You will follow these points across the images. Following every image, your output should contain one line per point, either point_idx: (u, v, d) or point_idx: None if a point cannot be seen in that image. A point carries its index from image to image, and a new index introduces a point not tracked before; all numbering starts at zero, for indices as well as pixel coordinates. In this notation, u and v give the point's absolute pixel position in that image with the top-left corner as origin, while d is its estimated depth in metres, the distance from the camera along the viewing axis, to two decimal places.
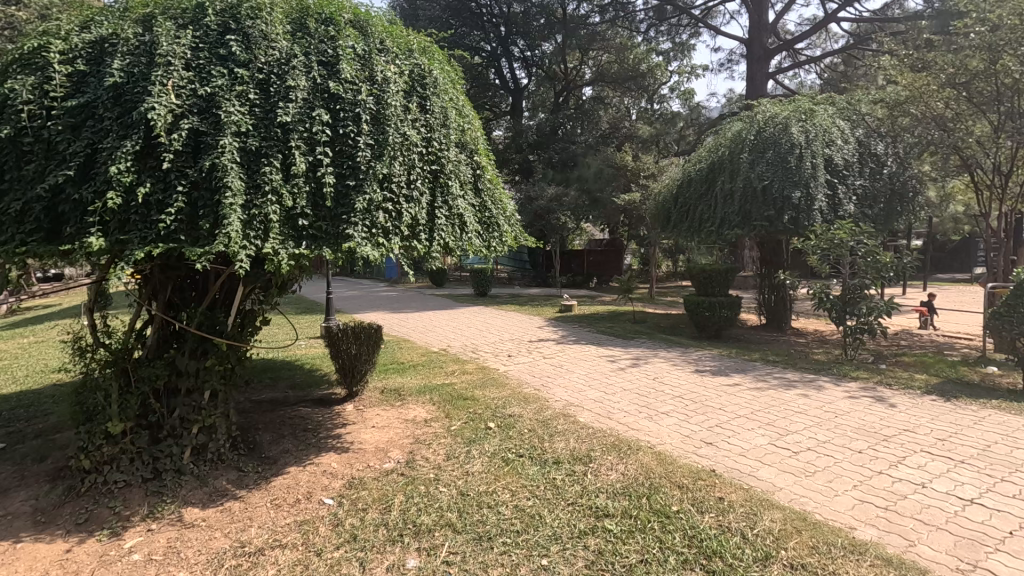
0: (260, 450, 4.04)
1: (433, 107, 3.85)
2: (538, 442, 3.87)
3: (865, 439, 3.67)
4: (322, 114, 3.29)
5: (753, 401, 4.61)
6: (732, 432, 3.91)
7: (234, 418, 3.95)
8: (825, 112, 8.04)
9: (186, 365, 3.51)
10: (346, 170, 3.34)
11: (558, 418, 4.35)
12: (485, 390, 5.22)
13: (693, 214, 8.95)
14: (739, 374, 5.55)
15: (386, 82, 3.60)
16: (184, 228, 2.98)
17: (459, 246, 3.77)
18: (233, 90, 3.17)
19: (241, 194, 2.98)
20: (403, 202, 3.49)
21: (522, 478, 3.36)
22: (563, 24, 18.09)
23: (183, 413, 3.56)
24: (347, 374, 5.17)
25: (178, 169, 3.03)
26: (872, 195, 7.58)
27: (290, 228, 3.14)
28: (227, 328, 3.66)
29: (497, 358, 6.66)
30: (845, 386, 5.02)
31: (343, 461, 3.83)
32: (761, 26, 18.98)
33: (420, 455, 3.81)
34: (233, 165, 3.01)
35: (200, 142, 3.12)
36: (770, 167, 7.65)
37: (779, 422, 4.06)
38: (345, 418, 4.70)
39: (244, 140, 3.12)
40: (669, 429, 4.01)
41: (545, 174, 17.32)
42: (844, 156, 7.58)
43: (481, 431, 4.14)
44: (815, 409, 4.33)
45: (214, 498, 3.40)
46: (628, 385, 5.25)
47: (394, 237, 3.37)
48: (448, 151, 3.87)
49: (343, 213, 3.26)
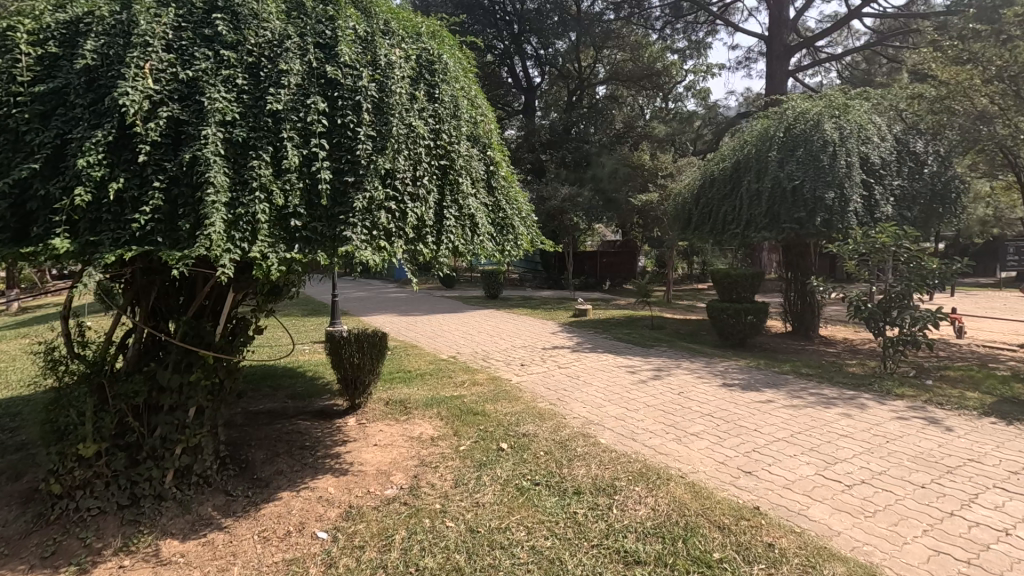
0: (252, 470, 3.71)
1: (443, 96, 3.47)
2: (556, 468, 3.49)
3: (927, 470, 3.26)
4: (317, 102, 2.93)
5: (791, 421, 4.19)
6: (773, 459, 3.50)
7: (223, 436, 3.61)
8: (860, 107, 7.52)
9: (167, 380, 3.17)
10: (344, 165, 2.98)
11: (577, 438, 3.96)
12: (496, 404, 4.86)
13: (716, 215, 8.54)
14: (771, 390, 5.11)
15: (390, 66, 3.21)
16: (163, 230, 2.68)
17: (469, 251, 3.41)
18: (219, 74, 2.82)
19: (225, 191, 2.66)
20: (409, 202, 3.12)
21: (539, 512, 2.98)
22: (580, 25, 17.80)
23: (165, 432, 3.19)
24: (349, 385, 4.84)
25: (155, 162, 2.70)
26: (911, 197, 7.11)
27: (281, 229, 2.81)
28: (214, 339, 3.34)
29: (509, 367, 6.28)
30: (891, 404, 4.59)
31: (340, 485, 3.48)
32: (782, 22, 18.48)
33: (425, 481, 3.44)
34: (217, 159, 2.68)
35: (181, 132, 2.79)
36: (801, 166, 7.20)
37: (825, 448, 3.64)
38: (346, 434, 4.36)
39: (230, 130, 2.78)
40: (701, 455, 3.61)
41: (558, 173, 16.91)
42: (881, 155, 7.11)
43: (493, 453, 3.78)
44: (863, 433, 3.90)
45: (197, 528, 3.07)
46: (651, 400, 4.84)
47: (397, 240, 3.02)
48: (459, 144, 3.48)
49: (340, 213, 2.92)
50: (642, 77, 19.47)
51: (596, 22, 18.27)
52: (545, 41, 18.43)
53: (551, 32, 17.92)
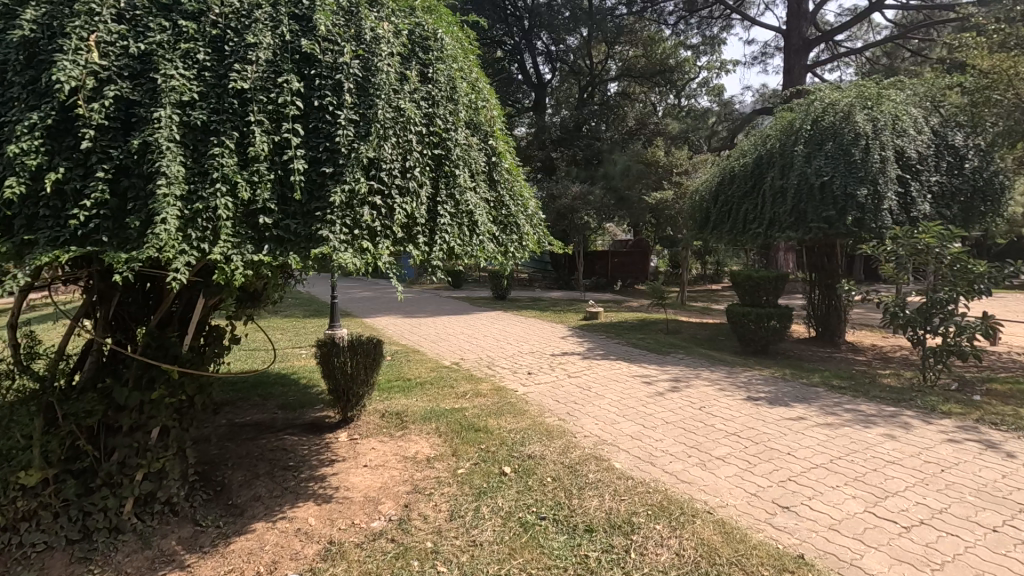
0: (227, 495, 3.35)
1: (437, 75, 3.06)
2: (565, 499, 3.07)
3: (995, 508, 2.81)
4: (291, 81, 2.53)
5: (829, 443, 3.75)
6: (813, 490, 3.07)
7: (193, 458, 3.23)
8: (895, 98, 7.02)
9: (125, 399, 2.80)
10: (321, 154, 2.58)
11: (588, 462, 3.55)
12: (500, 419, 4.45)
13: (736, 214, 8.10)
14: (802, 405, 4.66)
15: (377, 41, 2.80)
16: (111, 228, 2.31)
17: (467, 253, 3.00)
18: (177, 48, 2.43)
19: (180, 183, 2.29)
20: (397, 196, 2.72)
21: (546, 555, 2.57)
22: (591, 20, 17.34)
23: (124, 456, 2.82)
24: (340, 398, 4.47)
25: (100, 150, 2.32)
26: (950, 194, 6.62)
27: (248, 227, 2.45)
28: (180, 352, 2.99)
29: (515, 376, 5.88)
30: (938, 424, 4.12)
31: (322, 516, 3.09)
32: (801, 15, 17.88)
33: (417, 513, 3.05)
34: (171, 146, 2.30)
35: (133, 114, 2.41)
36: (830, 161, 6.73)
37: (872, 479, 3.19)
38: (335, 452, 3.98)
39: (188, 112, 2.40)
40: (729, 484, 3.18)
41: (569, 172, 16.46)
42: (918, 149, 6.61)
43: (494, 479, 3.38)
44: (912, 460, 3.45)
45: (156, 566, 2.70)
46: (670, 417, 4.40)
47: (382, 241, 2.63)
48: (456, 132, 3.08)
49: (317, 208, 2.54)
50: (654, 73, 19.08)
51: (608, 16, 17.76)
52: (556, 37, 18.00)
53: (562, 28, 17.47)
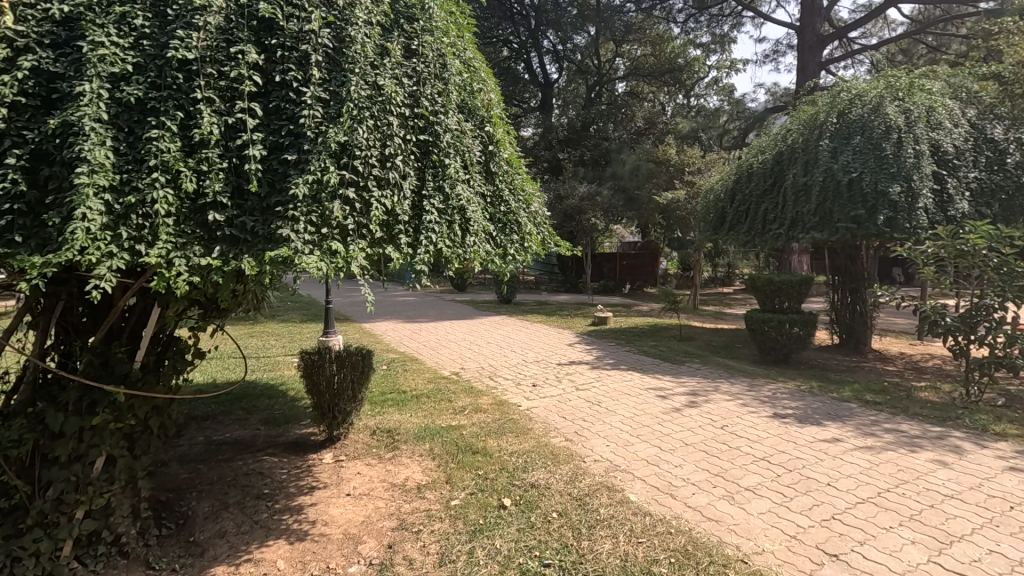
0: (189, 530, 2.95)
1: (424, 50, 2.67)
2: (572, 541, 2.64)
3: None
4: (247, 51, 2.14)
5: (874, 471, 3.30)
6: (864, 532, 2.62)
7: (147, 489, 2.83)
8: (928, 89, 6.55)
9: (60, 425, 2.41)
10: (284, 138, 2.19)
11: (598, 494, 3.11)
12: (500, 440, 4.03)
13: (754, 214, 7.67)
14: (835, 423, 4.21)
15: (351, 6, 2.41)
16: (27, 226, 1.91)
17: (457, 255, 2.58)
18: (110, 11, 2.05)
19: (109, 172, 1.90)
20: (374, 189, 2.31)
21: None
22: (599, 19, 16.93)
23: (60, 490, 2.42)
24: (325, 415, 4.04)
25: (15, 132, 1.93)
26: (989, 191, 6.11)
27: (195, 226, 2.05)
28: (129, 369, 2.60)
29: (518, 388, 5.45)
30: (994, 448, 3.65)
31: (293, 559, 2.68)
32: (814, 11, 17.35)
33: (400, 556, 2.63)
34: (97, 127, 1.91)
35: (57, 90, 2.02)
36: (858, 156, 6.29)
37: (931, 518, 2.74)
38: (316, 478, 3.57)
39: (122, 87, 2.01)
40: (763, 523, 2.74)
41: (576, 173, 16.01)
42: (954, 142, 6.15)
43: (491, 514, 2.95)
44: (974, 493, 2.99)
45: None
46: (690, 437, 3.96)
47: (357, 241, 2.21)
48: (446, 115, 2.68)
49: (278, 202, 2.13)
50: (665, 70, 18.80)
51: (616, 13, 17.34)
52: (563, 35, 17.56)
53: (569, 26, 17.03)
